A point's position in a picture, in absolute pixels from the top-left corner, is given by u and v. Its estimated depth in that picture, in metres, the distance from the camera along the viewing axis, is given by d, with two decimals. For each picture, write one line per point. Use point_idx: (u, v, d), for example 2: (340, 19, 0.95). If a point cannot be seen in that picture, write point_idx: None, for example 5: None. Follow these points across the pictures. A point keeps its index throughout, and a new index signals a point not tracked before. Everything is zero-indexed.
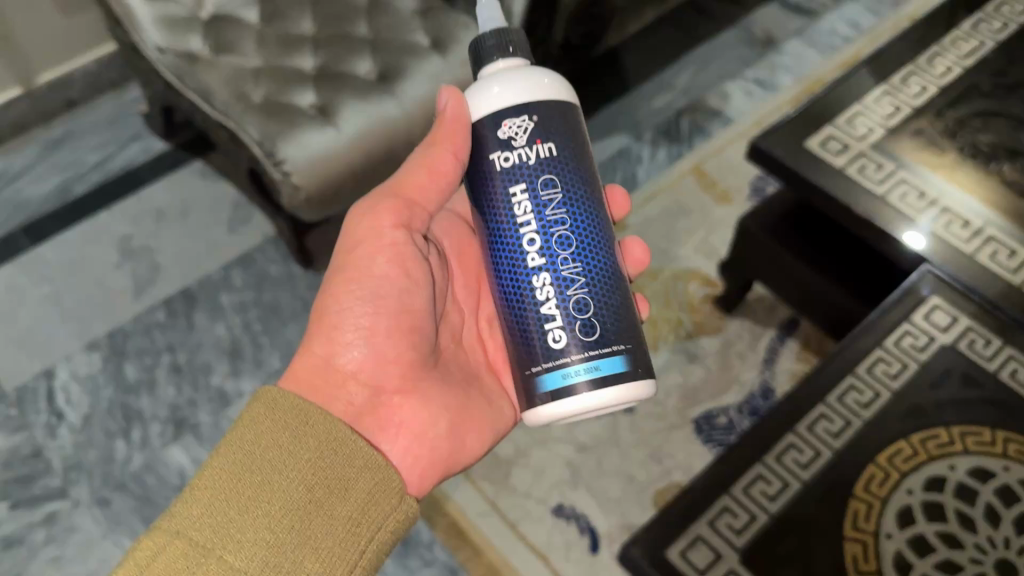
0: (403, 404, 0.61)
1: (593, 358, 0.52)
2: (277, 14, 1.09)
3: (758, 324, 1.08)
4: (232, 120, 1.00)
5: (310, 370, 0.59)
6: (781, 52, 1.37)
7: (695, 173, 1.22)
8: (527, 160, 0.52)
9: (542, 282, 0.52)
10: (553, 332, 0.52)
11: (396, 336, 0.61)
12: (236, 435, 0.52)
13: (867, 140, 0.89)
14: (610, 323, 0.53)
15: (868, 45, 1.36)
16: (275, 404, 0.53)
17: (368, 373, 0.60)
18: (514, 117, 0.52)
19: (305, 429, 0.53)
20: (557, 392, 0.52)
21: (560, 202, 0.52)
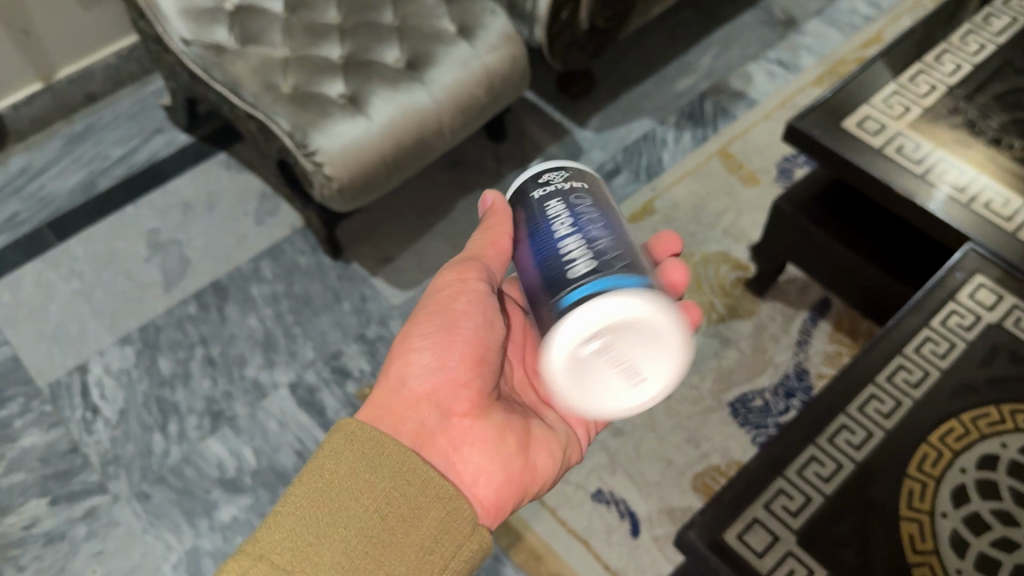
0: (475, 427, 0.59)
1: (627, 273, 0.49)
2: (302, 3, 1.08)
3: (790, 306, 1.08)
4: (261, 111, 0.99)
5: (385, 396, 0.59)
6: (802, 32, 1.36)
7: (720, 155, 1.22)
8: (563, 189, 0.56)
9: (575, 248, 0.51)
10: (579, 278, 0.49)
11: (469, 365, 0.59)
12: (316, 463, 0.51)
13: (904, 118, 0.88)
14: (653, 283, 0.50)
15: (890, 24, 1.36)
16: (352, 436, 0.52)
17: (442, 396, 0.59)
18: (553, 171, 0.58)
19: (381, 459, 0.52)
20: (589, 302, 0.48)
21: (592, 210, 0.55)
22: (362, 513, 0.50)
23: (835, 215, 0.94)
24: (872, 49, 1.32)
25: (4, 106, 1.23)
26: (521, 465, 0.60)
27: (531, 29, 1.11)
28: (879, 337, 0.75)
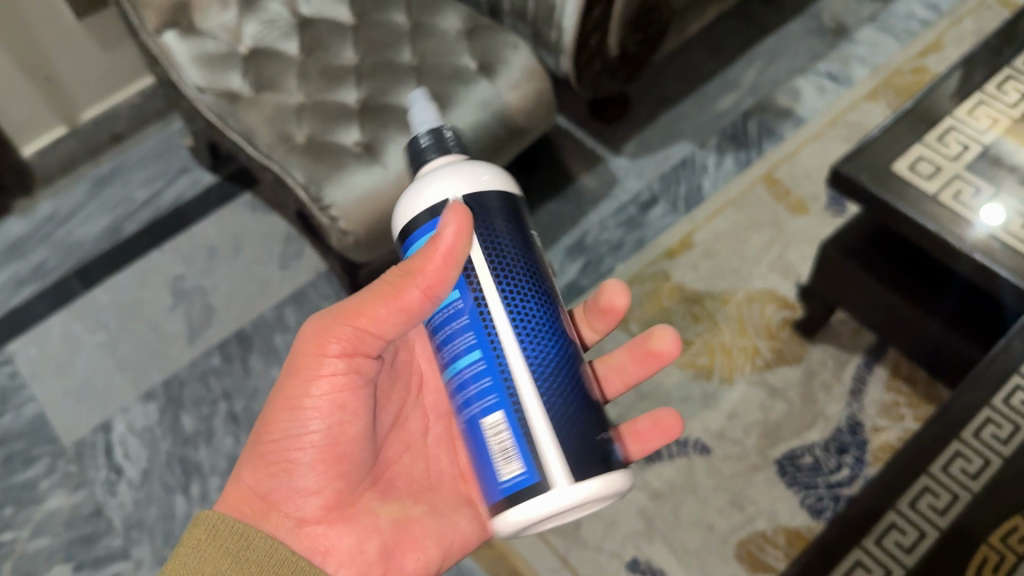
0: (329, 533, 0.57)
1: (601, 434, 0.49)
2: (318, 45, 1.04)
3: (843, 350, 1.00)
4: (275, 162, 0.96)
5: (239, 497, 0.58)
6: (854, 41, 1.27)
7: (766, 180, 1.14)
8: (508, 250, 0.50)
9: (533, 370, 0.48)
10: (551, 421, 0.48)
11: (320, 468, 0.57)
12: (180, 562, 0.54)
13: (961, 159, 0.81)
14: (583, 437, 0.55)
15: (950, 29, 1.26)
16: (216, 530, 0.54)
17: (289, 505, 0.57)
18: (496, 207, 0.50)
19: (245, 552, 0.54)
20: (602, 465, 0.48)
21: (537, 289, 0.51)
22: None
23: (891, 260, 0.86)
24: (930, 58, 1.23)
25: (29, 153, 1.21)
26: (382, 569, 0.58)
27: (557, 60, 1.06)
28: (960, 398, 0.68)
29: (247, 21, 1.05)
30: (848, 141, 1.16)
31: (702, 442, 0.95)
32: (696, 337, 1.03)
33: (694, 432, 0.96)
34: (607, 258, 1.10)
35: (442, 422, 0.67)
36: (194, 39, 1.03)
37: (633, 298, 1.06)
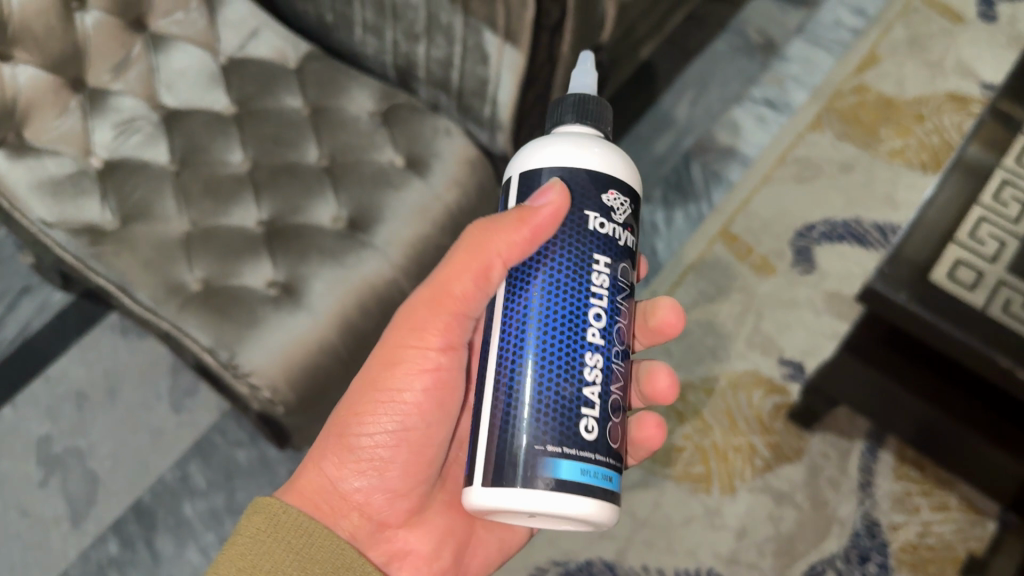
0: (407, 535, 0.58)
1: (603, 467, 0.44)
2: (195, 149, 0.82)
3: (843, 436, 0.91)
4: (166, 322, 0.74)
5: (316, 490, 0.54)
6: (785, 58, 1.16)
7: (723, 237, 1.03)
8: (610, 235, 0.46)
9: (590, 361, 0.45)
10: (587, 421, 0.45)
11: (409, 476, 0.56)
12: (237, 552, 0.49)
13: (1000, 260, 0.71)
14: (622, 432, 0.47)
15: (882, 38, 1.18)
16: (279, 519, 0.51)
17: (374, 505, 0.56)
18: (616, 192, 0.47)
19: (309, 547, 0.51)
20: (554, 492, 0.43)
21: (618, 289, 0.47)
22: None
23: (953, 382, 0.74)
24: (868, 74, 1.15)
25: None
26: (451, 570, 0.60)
27: (492, 136, 0.89)
28: None
29: (96, 125, 0.81)
30: (801, 181, 1.07)
31: (715, 571, 0.85)
32: (686, 441, 0.90)
33: (705, 560, 0.85)
34: None
35: None
36: (29, 159, 0.78)
37: None
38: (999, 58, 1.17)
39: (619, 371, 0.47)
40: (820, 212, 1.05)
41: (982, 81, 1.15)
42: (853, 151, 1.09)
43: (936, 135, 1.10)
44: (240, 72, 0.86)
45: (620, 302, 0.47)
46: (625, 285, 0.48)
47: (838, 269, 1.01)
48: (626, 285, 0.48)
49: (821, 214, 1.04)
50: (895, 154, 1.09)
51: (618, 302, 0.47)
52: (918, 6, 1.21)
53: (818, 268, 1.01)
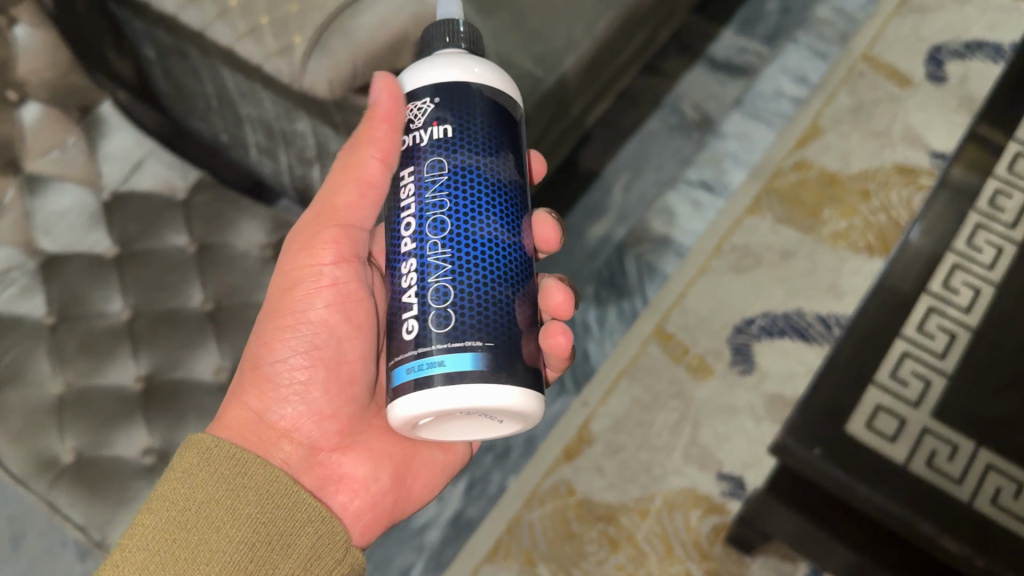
0: (342, 460, 0.58)
1: (455, 350, 0.44)
2: (73, 299, 0.77)
3: (786, 558, 0.86)
4: (36, 499, 0.69)
5: (242, 424, 0.56)
6: (722, 134, 1.12)
7: (658, 337, 0.98)
8: (421, 141, 0.48)
9: (408, 268, 0.47)
10: (407, 322, 0.46)
11: (331, 394, 0.57)
12: (172, 487, 0.50)
13: (925, 406, 0.64)
14: (468, 321, 0.45)
15: (825, 107, 1.13)
16: (211, 454, 0.51)
17: (304, 430, 0.57)
18: (420, 98, 0.48)
19: (245, 479, 0.51)
20: (399, 391, 0.45)
21: (444, 184, 0.47)
22: (226, 544, 0.49)
23: (891, 538, 0.67)
24: (810, 148, 1.10)
25: None
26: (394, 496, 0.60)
27: None
28: None
29: None
30: (739, 272, 1.02)
31: None
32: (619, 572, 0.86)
33: None
34: (494, 472, 0.91)
35: None
36: None
37: (534, 526, 0.88)
38: (949, 123, 1.11)
39: (461, 262, 0.46)
40: (759, 304, 0.99)
41: (931, 150, 1.09)
42: (793, 235, 1.04)
43: (882, 213, 1.05)
44: (124, 210, 0.81)
45: (444, 196, 0.47)
46: (450, 175, 0.47)
47: (779, 368, 0.95)
48: (451, 174, 0.47)
49: (760, 307, 0.99)
50: (838, 236, 1.03)
51: (439, 196, 0.47)
52: (864, 70, 1.16)
53: (757, 368, 0.95)
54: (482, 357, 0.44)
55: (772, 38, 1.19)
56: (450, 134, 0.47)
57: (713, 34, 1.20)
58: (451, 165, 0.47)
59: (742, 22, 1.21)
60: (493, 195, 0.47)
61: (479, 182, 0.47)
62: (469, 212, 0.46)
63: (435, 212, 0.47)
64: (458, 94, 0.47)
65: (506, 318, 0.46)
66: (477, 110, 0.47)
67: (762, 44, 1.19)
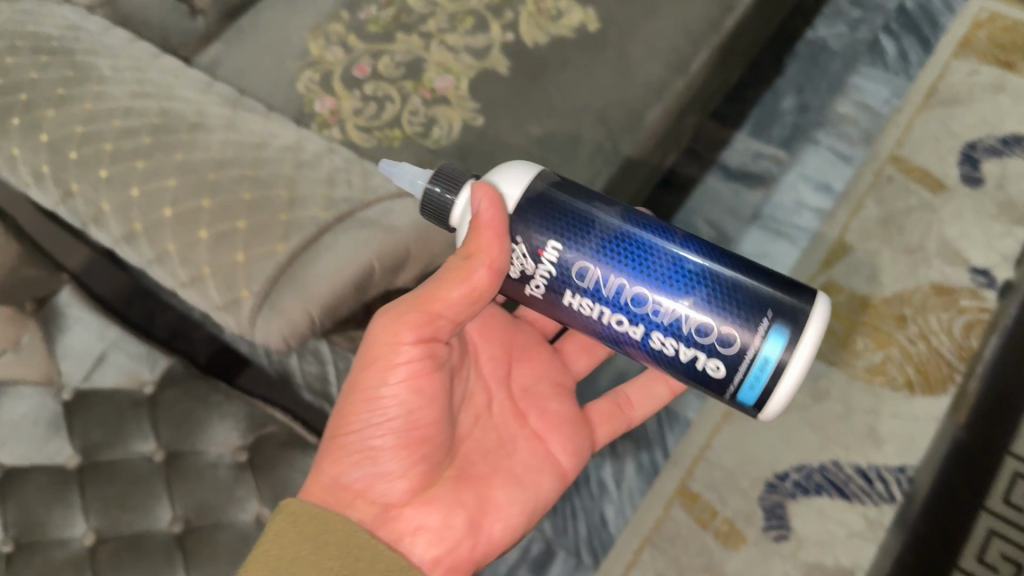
0: (417, 513, 0.54)
1: (761, 341, 0.46)
2: (30, 526, 0.68)
3: None
4: None
5: (322, 493, 0.53)
6: (740, 254, 1.04)
7: (682, 497, 0.89)
8: (551, 271, 0.49)
9: (659, 341, 0.48)
10: (708, 366, 0.47)
11: (403, 452, 0.54)
12: (262, 550, 0.50)
13: None
14: (734, 317, 0.46)
15: (852, 219, 1.05)
16: (297, 516, 0.51)
17: (378, 491, 0.54)
18: (510, 253, 0.50)
19: (326, 539, 0.50)
20: (781, 368, 0.46)
21: (608, 273, 0.48)
22: None
23: None
24: (837, 269, 1.01)
25: None
26: (472, 546, 0.56)
27: None
28: None
29: None
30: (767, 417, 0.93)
31: None
32: None
33: None
34: None
35: (502, 389, 0.65)
36: None
37: None
38: (989, 233, 1.02)
39: (683, 296, 0.47)
40: (792, 455, 0.90)
41: (972, 266, 1.00)
42: (824, 370, 0.95)
43: (921, 342, 0.96)
44: (82, 415, 0.74)
45: (615, 277, 0.48)
46: (599, 263, 0.48)
47: (817, 532, 0.86)
48: (601, 262, 0.48)
49: (794, 459, 0.90)
50: (874, 370, 0.94)
51: (614, 283, 0.48)
52: (892, 174, 1.07)
53: (793, 532, 0.87)
54: (779, 323, 0.46)
55: (789, 140, 1.12)
56: (569, 241, 0.49)
57: (725, 139, 1.12)
58: (592, 259, 0.48)
59: (755, 124, 1.13)
60: (643, 233, 0.49)
61: (623, 238, 0.48)
62: (642, 264, 0.48)
63: (627, 285, 0.48)
64: (540, 206, 0.49)
65: (749, 282, 0.47)
66: (555, 217, 0.49)
67: (779, 149, 1.11)
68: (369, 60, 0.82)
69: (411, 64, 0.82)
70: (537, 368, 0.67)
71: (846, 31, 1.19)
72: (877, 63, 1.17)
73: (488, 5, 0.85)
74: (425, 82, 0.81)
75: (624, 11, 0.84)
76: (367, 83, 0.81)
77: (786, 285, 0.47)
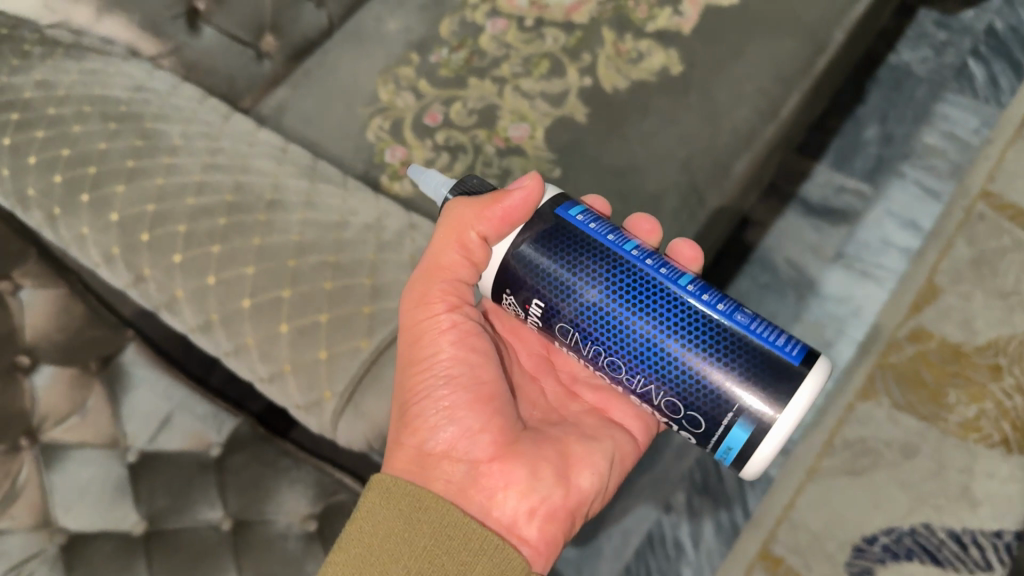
0: (505, 470, 0.48)
1: (726, 434, 0.44)
2: None
3: None
4: None
5: (403, 462, 0.48)
6: (822, 295, 0.99)
7: (765, 561, 0.85)
8: (537, 322, 0.48)
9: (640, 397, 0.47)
10: (683, 431, 0.46)
11: (478, 406, 0.49)
12: (354, 531, 0.45)
13: None
14: (700, 402, 0.44)
15: (941, 260, 0.99)
16: (391, 492, 0.46)
17: (464, 448, 0.48)
18: (500, 300, 0.49)
19: (419, 514, 0.45)
20: (741, 461, 0.44)
21: (585, 334, 0.46)
22: None
23: None
24: (926, 313, 0.96)
25: None
26: (565, 494, 0.50)
27: None
28: None
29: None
30: (854, 473, 0.88)
31: None
32: None
33: None
34: None
35: (551, 379, 0.61)
36: None
37: None
38: None
39: (656, 374, 0.45)
40: (881, 517, 0.86)
41: None
42: (915, 426, 0.90)
43: (1019, 395, 0.90)
44: (148, 480, 0.71)
45: (592, 344, 0.46)
46: (577, 327, 0.46)
47: None
48: (577, 328, 0.46)
49: (882, 521, 0.86)
50: (968, 426, 0.89)
51: (592, 345, 0.46)
52: (983, 211, 1.02)
53: None
54: (744, 421, 0.43)
55: (873, 173, 1.06)
56: (549, 302, 0.47)
57: (804, 172, 1.07)
58: (569, 321, 0.46)
59: (836, 155, 1.08)
60: (634, 289, 0.45)
61: (613, 294, 0.45)
62: (619, 331, 0.45)
63: (604, 350, 0.46)
64: (532, 253, 0.47)
65: (727, 368, 0.43)
66: (537, 271, 0.46)
67: (862, 182, 1.06)
68: (440, 107, 0.80)
69: (485, 111, 0.79)
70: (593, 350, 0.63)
71: (931, 55, 1.14)
72: (965, 90, 1.11)
73: (565, 46, 0.81)
74: (499, 131, 0.78)
75: (709, 53, 0.79)
76: (440, 132, 0.78)
77: (769, 375, 0.42)
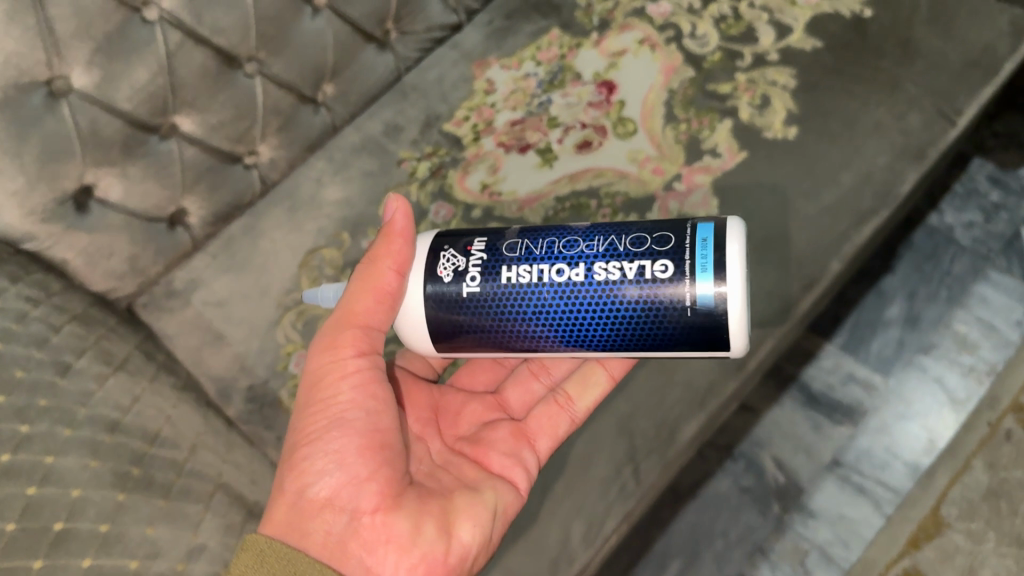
0: (388, 522, 0.51)
1: (690, 231, 0.49)
2: None
3: None
4: None
5: (286, 507, 0.50)
6: (810, 510, 0.87)
7: None
8: (486, 252, 0.52)
9: (599, 272, 0.50)
10: (654, 270, 0.49)
11: (367, 454, 0.51)
12: None
13: None
14: (654, 228, 0.50)
15: (952, 486, 0.85)
16: (264, 555, 0.47)
17: (346, 497, 0.50)
18: (439, 262, 0.53)
19: None
20: (721, 269, 0.47)
21: (535, 240, 0.52)
22: None
23: None
24: (925, 552, 0.83)
25: None
26: (445, 548, 0.52)
27: None
28: None
29: None
30: None
31: None
32: None
33: None
34: None
35: (438, 439, 0.61)
36: None
37: None
38: None
39: (602, 238, 0.51)
40: None
41: None
42: None
43: None
44: None
45: (544, 241, 0.52)
46: (526, 240, 0.52)
47: None
48: (525, 236, 0.52)
49: None
50: None
51: (543, 244, 0.51)
52: (1011, 428, 0.88)
53: None
54: (699, 221, 0.49)
55: (889, 362, 0.92)
56: (493, 232, 0.53)
57: (811, 352, 0.94)
58: (515, 237, 0.53)
59: (851, 334, 0.95)
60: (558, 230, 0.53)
61: (541, 232, 0.53)
62: (567, 231, 0.52)
63: (555, 246, 0.51)
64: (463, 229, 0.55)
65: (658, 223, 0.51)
66: (478, 230, 0.54)
67: (875, 373, 0.92)
68: None
69: None
70: (527, 391, 0.65)
71: (979, 220, 0.99)
72: (1013, 268, 0.96)
73: None
74: None
75: None
76: None
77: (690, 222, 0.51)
